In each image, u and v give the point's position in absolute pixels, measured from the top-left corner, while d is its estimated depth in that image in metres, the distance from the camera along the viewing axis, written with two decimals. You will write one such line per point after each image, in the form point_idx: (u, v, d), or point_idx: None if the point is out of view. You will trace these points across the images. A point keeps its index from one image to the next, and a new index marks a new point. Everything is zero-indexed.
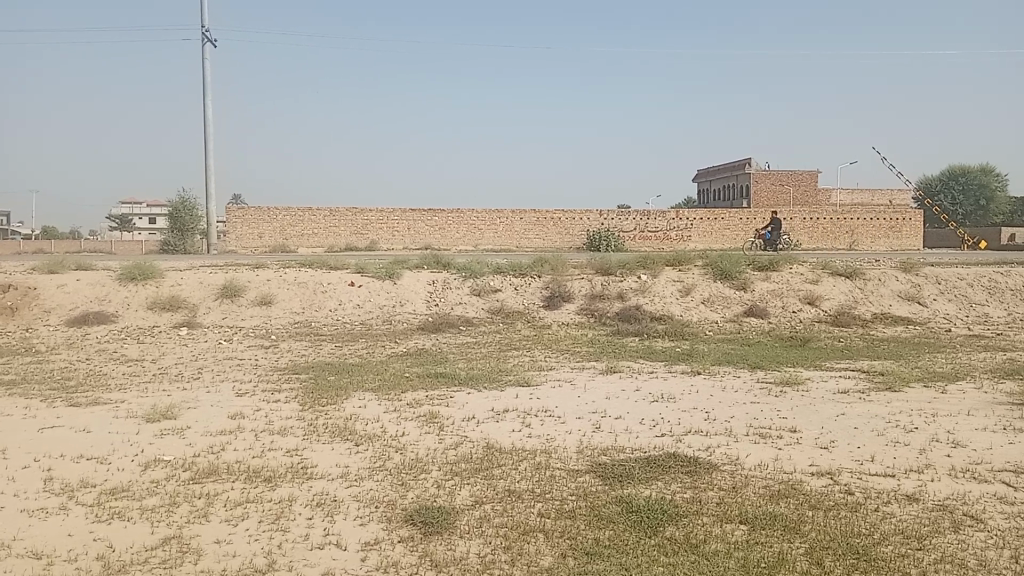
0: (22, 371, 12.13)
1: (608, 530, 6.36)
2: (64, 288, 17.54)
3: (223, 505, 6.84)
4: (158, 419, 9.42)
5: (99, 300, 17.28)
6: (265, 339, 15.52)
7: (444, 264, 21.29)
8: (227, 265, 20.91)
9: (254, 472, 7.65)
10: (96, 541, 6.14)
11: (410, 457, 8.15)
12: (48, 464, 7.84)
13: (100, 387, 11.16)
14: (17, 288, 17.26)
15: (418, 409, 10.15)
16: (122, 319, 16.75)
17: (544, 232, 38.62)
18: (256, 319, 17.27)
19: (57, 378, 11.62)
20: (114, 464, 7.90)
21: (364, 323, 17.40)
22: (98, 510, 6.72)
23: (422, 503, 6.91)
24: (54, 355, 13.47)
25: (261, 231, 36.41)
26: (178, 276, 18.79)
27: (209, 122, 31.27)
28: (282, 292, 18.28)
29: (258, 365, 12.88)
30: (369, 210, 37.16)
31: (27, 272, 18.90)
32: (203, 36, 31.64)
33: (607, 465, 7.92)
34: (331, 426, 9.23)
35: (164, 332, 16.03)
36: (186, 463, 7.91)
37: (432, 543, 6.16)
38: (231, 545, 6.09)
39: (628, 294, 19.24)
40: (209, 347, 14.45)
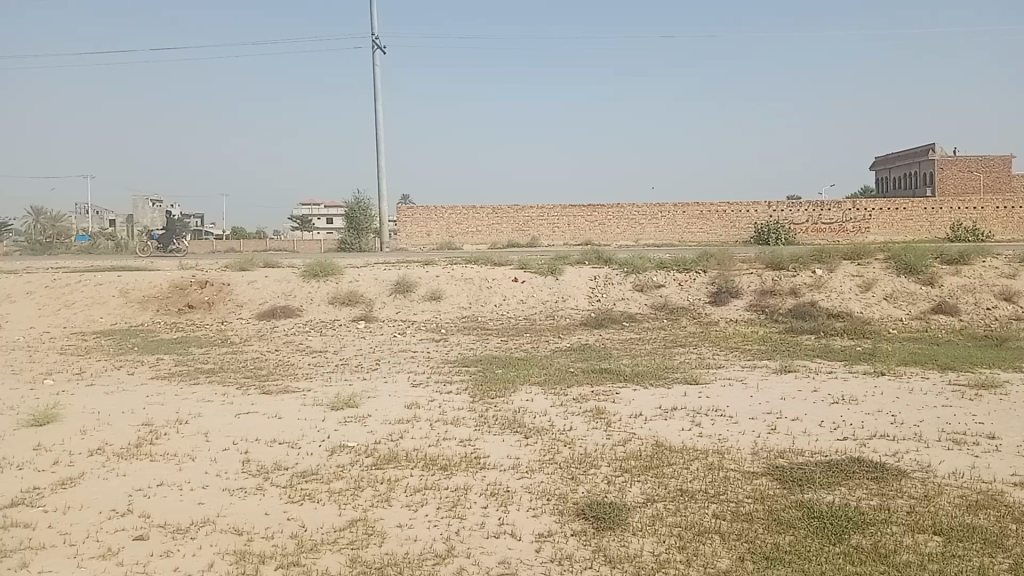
0: (221, 360, 13.23)
1: (788, 535, 6.12)
2: (254, 284, 18.94)
3: (403, 491, 7.16)
4: (341, 407, 9.99)
5: (285, 295, 18.54)
6: (436, 332, 16.09)
7: (606, 259, 21.22)
8: (398, 261, 21.83)
9: (431, 460, 7.94)
10: (290, 520, 6.59)
11: (579, 452, 8.19)
12: (245, 447, 8.50)
13: (287, 376, 11.96)
14: (214, 284, 18.83)
15: (585, 405, 10.17)
16: (306, 312, 17.88)
17: (708, 225, 37.58)
18: (427, 313, 17.93)
19: (251, 367, 12.58)
20: (303, 448, 8.45)
21: (528, 317, 17.66)
22: (291, 491, 7.22)
23: (594, 498, 6.93)
24: (247, 346, 14.59)
25: (428, 229, 37.86)
26: (355, 273, 19.83)
27: (380, 127, 32.69)
28: (450, 287, 18.88)
29: (430, 357, 13.37)
30: (530, 207, 37.80)
31: (222, 269, 20.57)
32: (374, 44, 33.03)
33: (784, 468, 7.62)
34: (502, 418, 9.43)
35: (344, 325, 16.97)
36: (368, 449, 8.33)
37: (605, 538, 6.17)
38: (412, 529, 6.36)
39: (801, 290, 18.43)
40: (384, 340, 15.16)
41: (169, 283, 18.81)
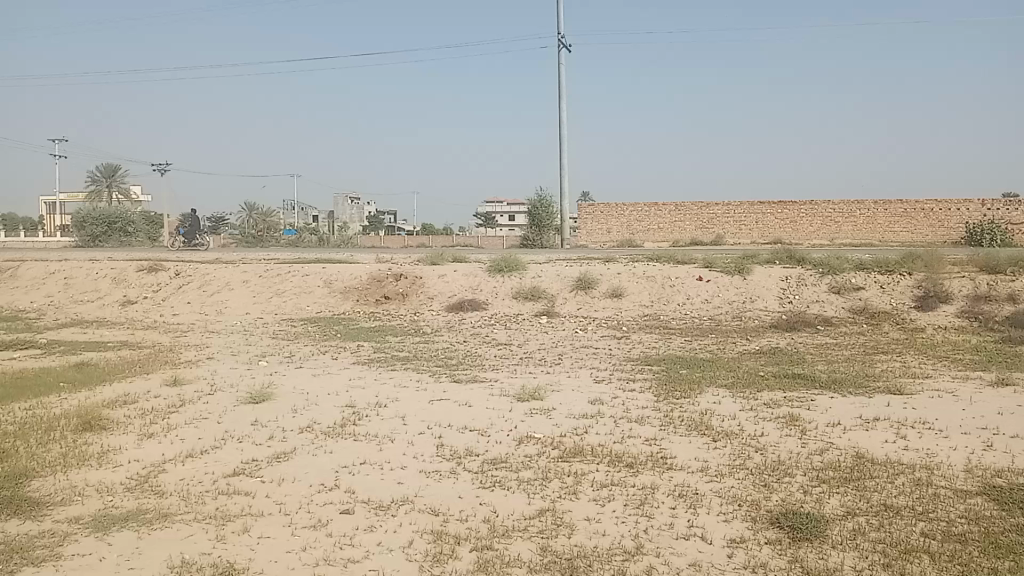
0: (414, 348, 13.91)
1: (1009, 561, 5.59)
2: (444, 277, 19.74)
3: (590, 485, 7.22)
4: (528, 399, 10.20)
5: (472, 289, 19.19)
6: (618, 329, 16.06)
7: (798, 259, 20.30)
8: (581, 258, 21.96)
9: (618, 457, 7.94)
10: (483, 505, 6.82)
11: (772, 459, 7.89)
12: (439, 432, 8.88)
13: (476, 366, 12.38)
14: (407, 277, 19.81)
15: (776, 410, 9.79)
16: (492, 306, 18.41)
17: (912, 225, 35.00)
18: (609, 310, 17.94)
19: (442, 357, 13.13)
20: (493, 436, 8.71)
21: (713, 318, 17.22)
22: (482, 477, 7.46)
23: (788, 506, 6.66)
24: (437, 337, 15.23)
25: (610, 226, 37.90)
26: (540, 268, 20.17)
27: (563, 125, 33.02)
28: (633, 285, 18.78)
29: (614, 354, 13.37)
30: (715, 204, 36.95)
31: (414, 263, 21.61)
32: (560, 43, 33.39)
33: (1004, 489, 6.97)
34: (689, 419, 9.27)
35: (528, 319, 17.32)
36: (555, 442, 8.46)
37: (801, 549, 5.91)
38: (600, 524, 6.40)
39: (1022, 296, 16.76)
40: (567, 336, 15.32)
41: (367, 275, 20.00)
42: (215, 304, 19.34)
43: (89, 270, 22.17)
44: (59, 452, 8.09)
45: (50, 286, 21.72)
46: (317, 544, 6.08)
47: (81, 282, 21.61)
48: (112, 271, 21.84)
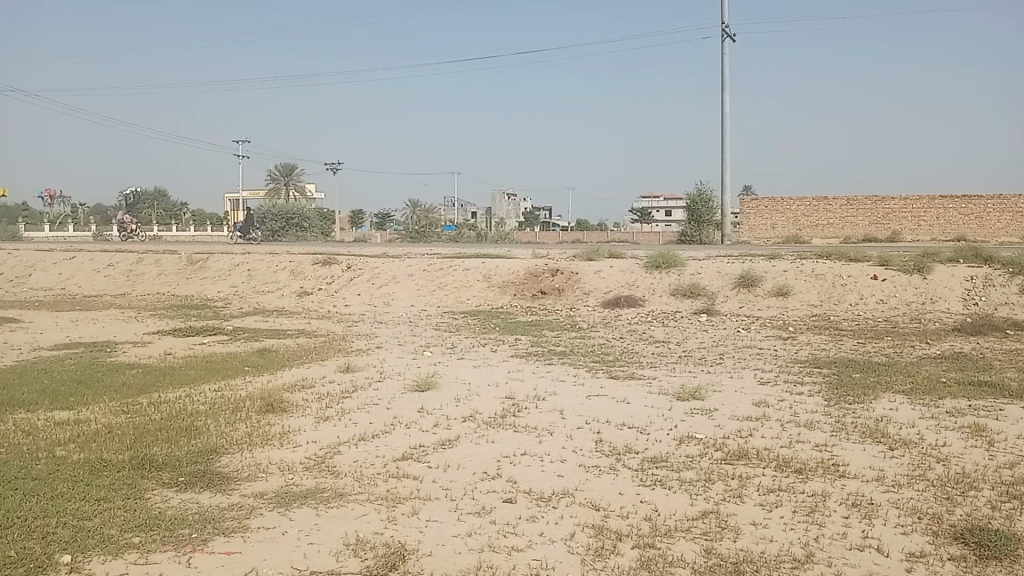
0: (572, 343, 13.98)
1: None
2: (601, 273, 19.71)
3: (756, 489, 7.00)
4: (688, 398, 10.02)
5: (629, 285, 19.06)
6: (783, 329, 15.44)
7: (986, 257, 18.73)
8: (743, 255, 21.27)
9: (784, 461, 7.65)
10: (644, 503, 6.77)
11: (956, 471, 7.34)
12: (597, 427, 8.89)
13: (634, 363, 12.29)
14: (564, 272, 19.93)
15: (961, 419, 9.09)
16: (649, 303, 18.20)
17: None
18: (773, 309, 17.29)
19: (600, 353, 13.12)
20: (652, 435, 8.62)
21: (888, 319, 16.21)
22: (643, 475, 7.41)
23: (975, 523, 6.18)
24: (594, 332, 15.23)
25: (773, 222, 36.49)
26: (699, 265, 19.74)
27: (725, 117, 32.10)
28: (798, 283, 18.00)
29: (779, 355, 12.87)
30: (890, 199, 34.81)
31: (571, 258, 21.71)
32: (724, 33, 32.48)
33: None
34: (861, 426, 8.78)
35: (687, 317, 16.99)
36: (716, 443, 8.26)
37: (991, 568, 5.47)
38: (767, 529, 6.19)
39: None
40: (728, 335, 14.90)
41: (525, 269, 20.29)
42: (382, 296, 20.25)
43: (270, 263, 23.80)
44: (246, 431, 8.75)
45: (236, 277, 23.50)
46: (481, 531, 6.24)
47: (262, 273, 23.24)
48: (289, 264, 23.34)
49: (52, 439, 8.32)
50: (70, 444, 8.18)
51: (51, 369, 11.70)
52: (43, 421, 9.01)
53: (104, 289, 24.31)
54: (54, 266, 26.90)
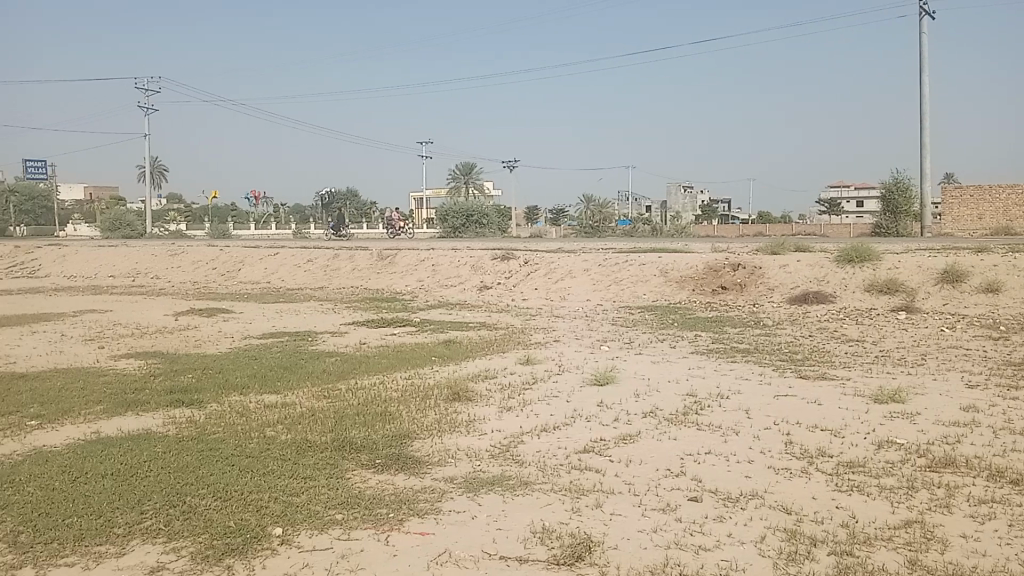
0: (756, 341, 13.50)
1: None
2: (786, 267, 18.89)
3: (966, 499, 6.46)
4: (886, 400, 9.41)
5: (817, 280, 18.14)
6: (995, 329, 14.13)
7: None
8: (947, 248, 19.65)
9: (999, 471, 7.01)
10: (839, 508, 6.43)
11: None
12: (786, 428, 8.54)
13: (824, 363, 11.69)
14: (747, 267, 19.27)
15: None
16: (839, 299, 17.24)
17: None
18: (982, 306, 15.87)
19: (787, 351, 12.58)
20: (847, 438, 8.16)
21: None
22: (837, 479, 7.04)
23: None
24: (780, 330, 14.63)
25: (981, 212, 33.42)
26: (896, 259, 18.44)
27: (925, 100, 29.78)
28: (1013, 278, 16.41)
29: (991, 357, 11.79)
30: None
31: (754, 252, 20.94)
32: (922, 9, 30.13)
33: None
34: None
35: (882, 314, 15.94)
36: (920, 449, 7.70)
37: None
38: (980, 543, 5.70)
39: None
40: (930, 334, 13.83)
41: (705, 264, 19.81)
42: (559, 291, 20.45)
43: (452, 258, 24.68)
44: (435, 418, 9.14)
45: (422, 272, 24.57)
46: (667, 528, 6.17)
47: (445, 268, 24.15)
48: (470, 259, 24.10)
49: (264, 420, 9.09)
50: (279, 425, 8.89)
51: (261, 355, 12.78)
52: (255, 404, 9.86)
53: (303, 283, 26.19)
54: (261, 262, 29.28)
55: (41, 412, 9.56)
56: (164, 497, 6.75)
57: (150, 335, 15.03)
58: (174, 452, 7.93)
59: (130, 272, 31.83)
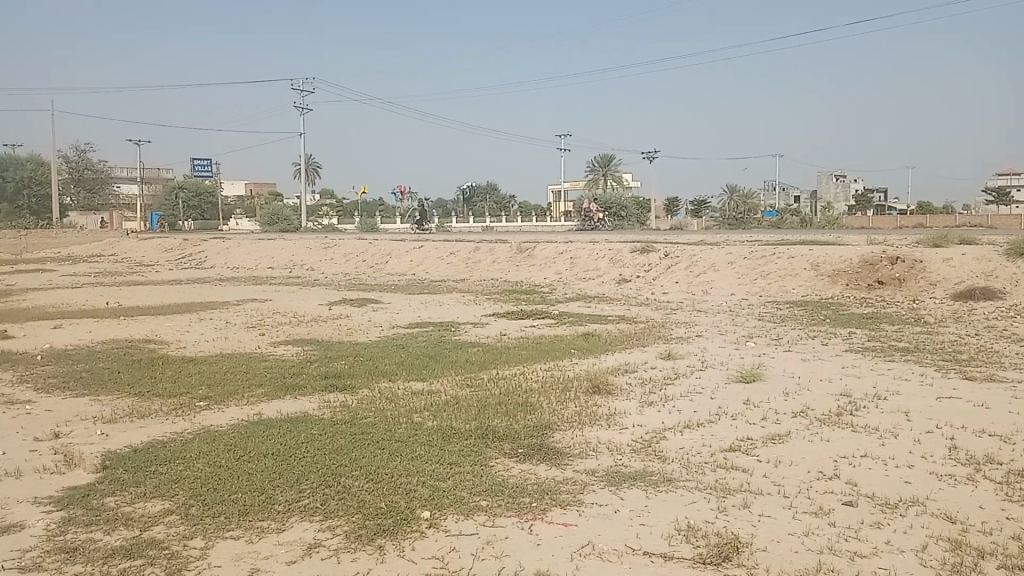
0: (915, 339, 12.68)
1: None
2: (950, 261, 17.62)
3: None
4: None
5: (986, 275, 16.82)
6: None
7: None
8: None
9: None
10: (1012, 520, 5.94)
11: None
12: (950, 433, 7.98)
13: (994, 364, 10.83)
14: (905, 261, 18.13)
15: None
16: (1012, 296, 15.91)
17: None
18: None
19: (951, 351, 11.74)
20: (1020, 445, 7.53)
21: None
22: (1009, 489, 6.50)
23: None
24: (943, 328, 13.68)
25: None
26: None
27: None
28: None
29: None
30: None
31: (913, 245, 19.67)
32: None
33: None
34: None
35: None
36: None
37: None
38: None
39: None
40: None
41: (858, 258, 18.80)
42: (702, 285, 19.98)
43: (591, 250, 24.64)
44: (576, 410, 9.16)
45: (561, 264, 24.67)
46: (819, 532, 5.90)
47: (584, 261, 24.13)
48: (610, 251, 23.97)
49: (411, 406, 9.41)
50: (426, 411, 9.18)
51: (408, 343, 13.25)
52: (403, 390, 10.22)
53: (446, 275, 26.90)
54: (407, 254, 30.30)
55: (210, 393, 10.30)
56: (320, 477, 7.11)
57: (306, 323, 15.88)
58: (329, 434, 8.33)
59: (288, 264, 33.77)
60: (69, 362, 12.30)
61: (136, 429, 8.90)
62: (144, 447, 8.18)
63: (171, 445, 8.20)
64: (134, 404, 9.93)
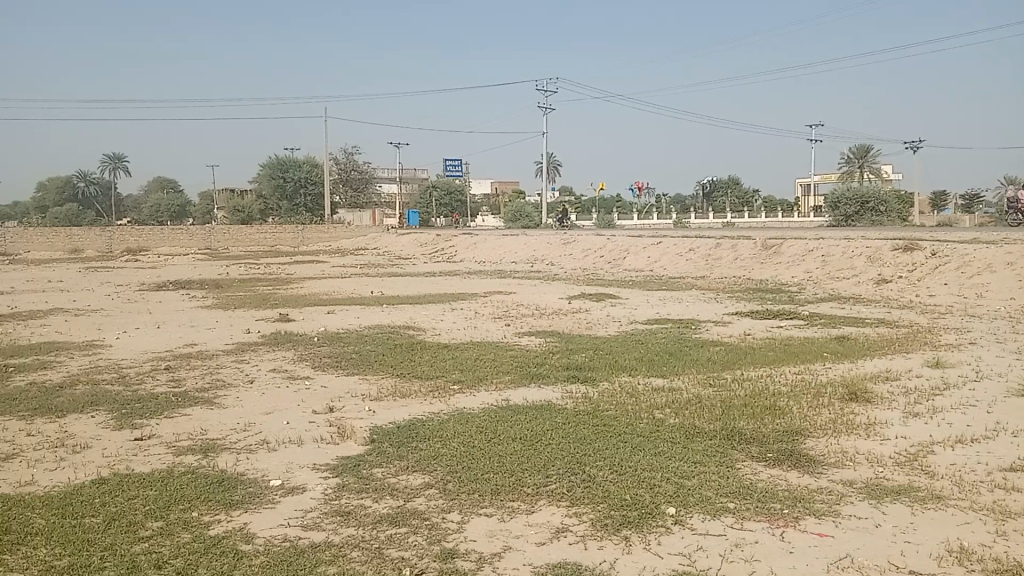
0: None
1: None
2: None
3: None
4: None
5: None
6: None
7: None
8: None
9: None
10: None
11: None
12: None
13: None
14: None
15: None
16: None
17: None
18: None
19: None
20: None
21: None
22: None
23: None
24: None
25: None
26: None
27: None
28: None
29: None
30: None
31: None
32: None
33: None
34: None
35: None
36: None
37: None
38: None
39: None
40: None
41: None
42: (975, 288, 18.03)
43: (844, 248, 23.13)
44: (829, 417, 8.65)
45: (810, 263, 23.40)
46: None
47: (836, 260, 22.71)
48: (866, 249, 22.35)
49: (653, 401, 9.38)
50: (668, 408, 9.11)
51: (648, 339, 13.22)
52: (644, 386, 10.22)
53: (686, 272, 26.50)
54: (646, 250, 30.21)
55: (462, 378, 10.94)
56: (565, 464, 7.29)
57: (549, 316, 16.37)
58: (573, 424, 8.53)
59: (530, 258, 34.98)
60: (340, 344, 13.63)
61: (398, 407, 9.67)
62: (405, 424, 8.86)
63: (429, 424, 8.81)
64: (396, 384, 10.79)
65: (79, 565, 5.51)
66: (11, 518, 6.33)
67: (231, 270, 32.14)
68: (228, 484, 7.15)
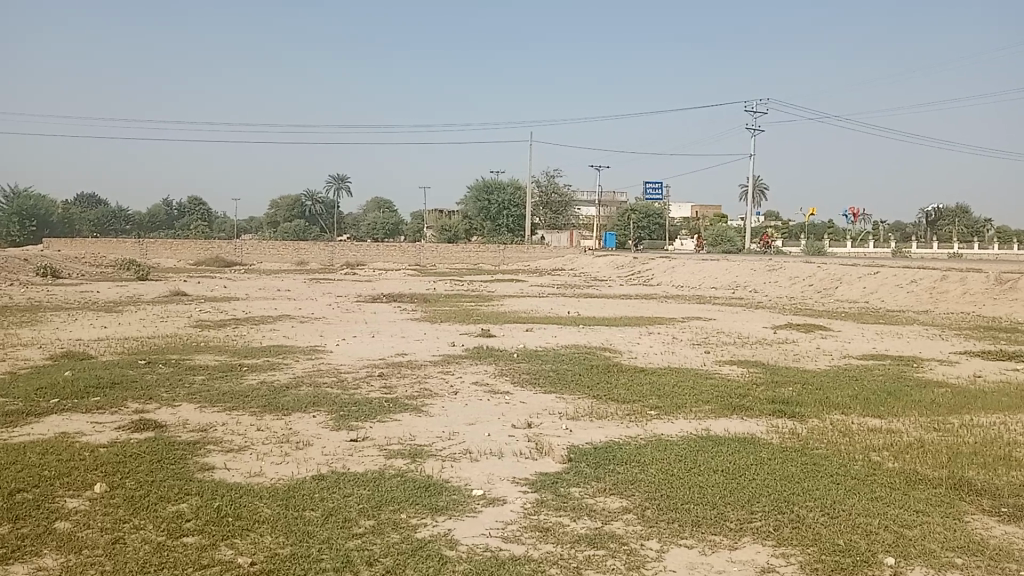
0: None
1: None
2: None
3: None
4: None
5: None
6: None
7: None
8: None
9: None
10: None
11: None
12: None
13: None
14: None
15: None
16: None
17: None
18: None
19: None
20: None
21: None
22: None
23: None
24: None
25: None
26: None
27: None
28: None
29: None
30: None
31: None
32: None
33: None
34: None
35: None
36: None
37: None
38: None
39: None
40: None
41: None
42: None
43: None
44: None
45: None
46: None
47: None
48: None
49: (868, 443, 8.75)
50: (885, 451, 8.46)
51: (862, 375, 12.38)
52: (859, 425, 9.56)
53: (905, 305, 24.62)
54: (860, 281, 28.40)
55: (661, 403, 10.78)
56: (772, 501, 6.96)
57: (752, 345, 15.78)
58: (779, 460, 8.14)
59: (732, 285, 33.94)
60: (540, 362, 13.86)
61: (596, 428, 9.67)
62: (603, 446, 8.84)
63: (627, 448, 8.74)
64: (594, 405, 10.82)
65: (300, 554, 5.97)
66: (244, 505, 6.98)
67: (437, 286, 33.79)
68: (433, 489, 7.48)
